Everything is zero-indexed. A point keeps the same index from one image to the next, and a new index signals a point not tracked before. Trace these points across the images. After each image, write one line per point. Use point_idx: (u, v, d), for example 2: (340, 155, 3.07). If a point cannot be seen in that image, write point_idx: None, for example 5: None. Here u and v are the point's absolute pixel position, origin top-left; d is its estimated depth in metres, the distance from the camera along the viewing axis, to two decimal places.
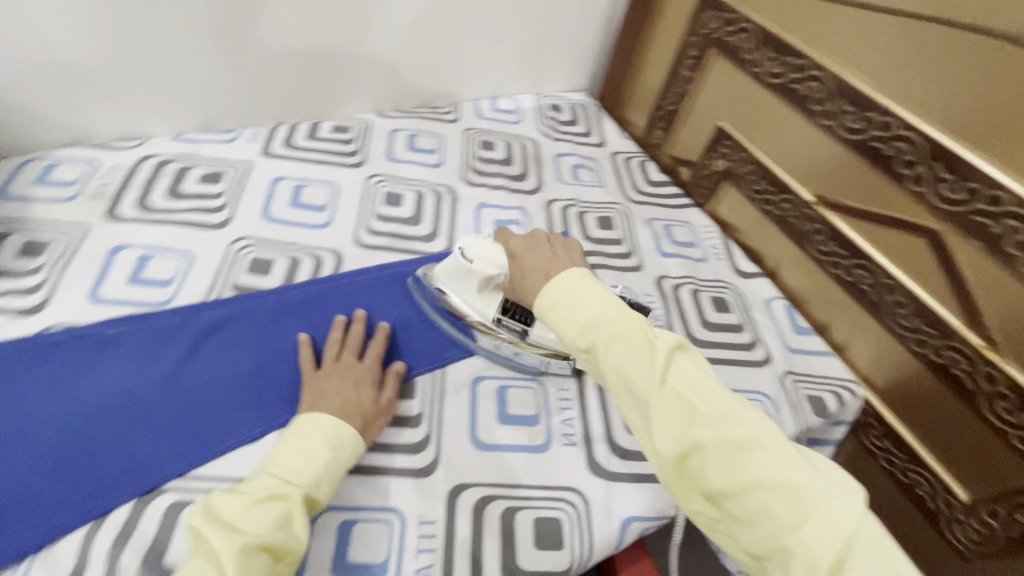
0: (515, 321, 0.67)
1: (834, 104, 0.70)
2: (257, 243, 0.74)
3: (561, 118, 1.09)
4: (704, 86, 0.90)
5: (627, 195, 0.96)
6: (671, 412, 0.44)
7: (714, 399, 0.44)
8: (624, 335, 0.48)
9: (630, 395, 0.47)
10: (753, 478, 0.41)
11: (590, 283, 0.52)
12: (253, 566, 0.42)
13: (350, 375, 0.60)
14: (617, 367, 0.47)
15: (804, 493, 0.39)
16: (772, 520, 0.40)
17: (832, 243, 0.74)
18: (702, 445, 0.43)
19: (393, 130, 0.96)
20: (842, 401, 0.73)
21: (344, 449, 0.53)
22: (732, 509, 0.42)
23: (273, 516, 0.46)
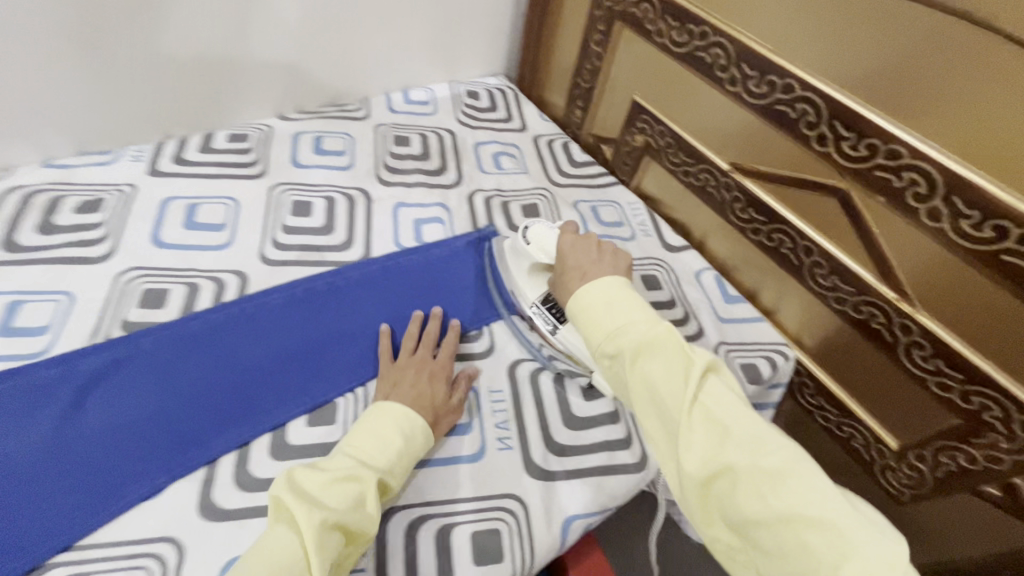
0: (550, 314, 0.66)
1: (737, 70, 0.69)
2: (147, 273, 0.67)
3: (478, 105, 1.05)
4: (615, 61, 0.88)
5: (552, 179, 0.93)
6: (703, 431, 0.44)
7: (747, 423, 0.43)
8: (659, 351, 0.48)
9: (658, 412, 0.47)
10: (788, 509, 0.39)
11: (629, 297, 0.53)
12: (328, 542, 0.44)
13: (427, 369, 0.62)
14: (649, 380, 0.47)
15: (845, 532, 0.37)
16: (807, 555, 0.38)
17: (750, 209, 0.74)
18: (735, 468, 0.41)
19: (297, 133, 0.90)
20: (775, 365, 0.73)
21: (415, 441, 0.55)
22: (760, 539, 0.40)
23: (350, 495, 0.48)
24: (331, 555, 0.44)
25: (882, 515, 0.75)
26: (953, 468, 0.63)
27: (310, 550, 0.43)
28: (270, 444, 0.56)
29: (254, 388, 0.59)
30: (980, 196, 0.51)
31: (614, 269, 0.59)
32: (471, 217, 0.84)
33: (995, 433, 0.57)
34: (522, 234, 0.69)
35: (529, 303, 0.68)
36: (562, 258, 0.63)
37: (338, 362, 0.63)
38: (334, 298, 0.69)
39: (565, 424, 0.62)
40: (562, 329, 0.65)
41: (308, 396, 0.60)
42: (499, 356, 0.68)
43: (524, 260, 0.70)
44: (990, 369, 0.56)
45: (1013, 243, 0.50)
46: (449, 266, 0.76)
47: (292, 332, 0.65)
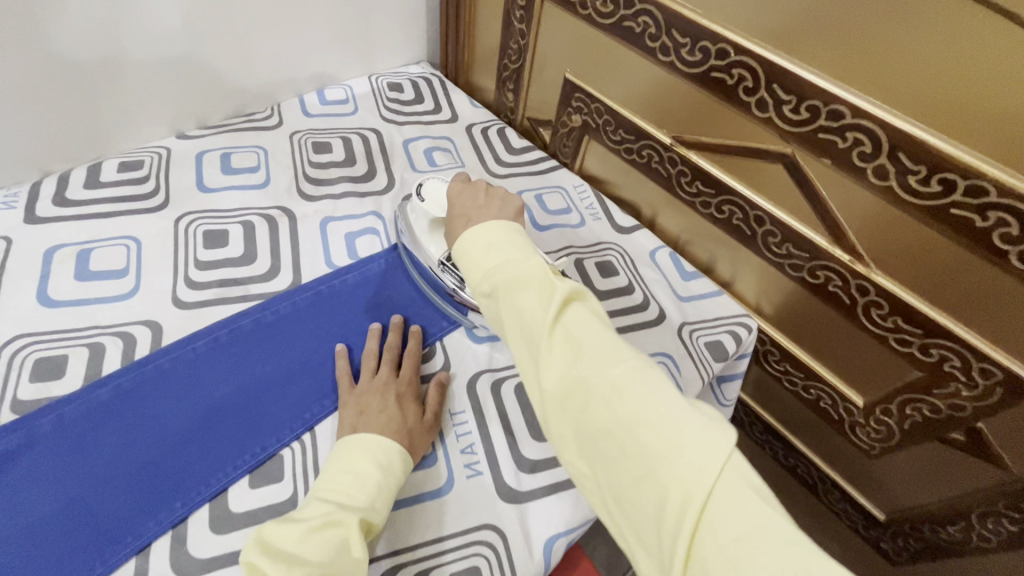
0: (456, 272, 0.63)
1: (668, 38, 0.65)
2: (38, 340, 0.58)
3: (403, 97, 0.97)
4: (540, 37, 0.83)
5: (491, 170, 0.88)
6: (561, 352, 0.41)
7: (605, 340, 0.42)
8: (525, 277, 0.44)
9: (521, 338, 0.43)
10: (632, 415, 0.38)
11: (503, 225, 0.48)
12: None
13: (391, 390, 0.57)
14: (514, 308, 0.44)
15: (679, 432, 0.37)
16: (647, 458, 0.37)
17: (698, 182, 0.72)
18: (588, 383, 0.40)
19: (201, 153, 0.80)
20: (740, 339, 0.72)
21: (394, 471, 0.50)
22: (608, 452, 0.39)
23: (332, 544, 0.43)
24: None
25: (856, 468, 0.76)
26: (918, 419, 0.63)
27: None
28: (210, 517, 0.49)
29: (180, 457, 0.52)
30: (925, 151, 0.49)
31: (500, 210, 0.52)
32: None
33: (956, 382, 0.58)
34: (416, 191, 0.64)
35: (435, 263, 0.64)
36: (452, 209, 0.58)
37: (276, 409, 0.57)
38: (264, 336, 0.62)
39: (534, 435, 0.59)
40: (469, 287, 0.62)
41: (247, 454, 0.53)
42: (456, 372, 0.63)
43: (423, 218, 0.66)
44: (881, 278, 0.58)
45: (961, 195, 0.49)
46: (390, 280, 0.70)
47: (218, 381, 0.58)
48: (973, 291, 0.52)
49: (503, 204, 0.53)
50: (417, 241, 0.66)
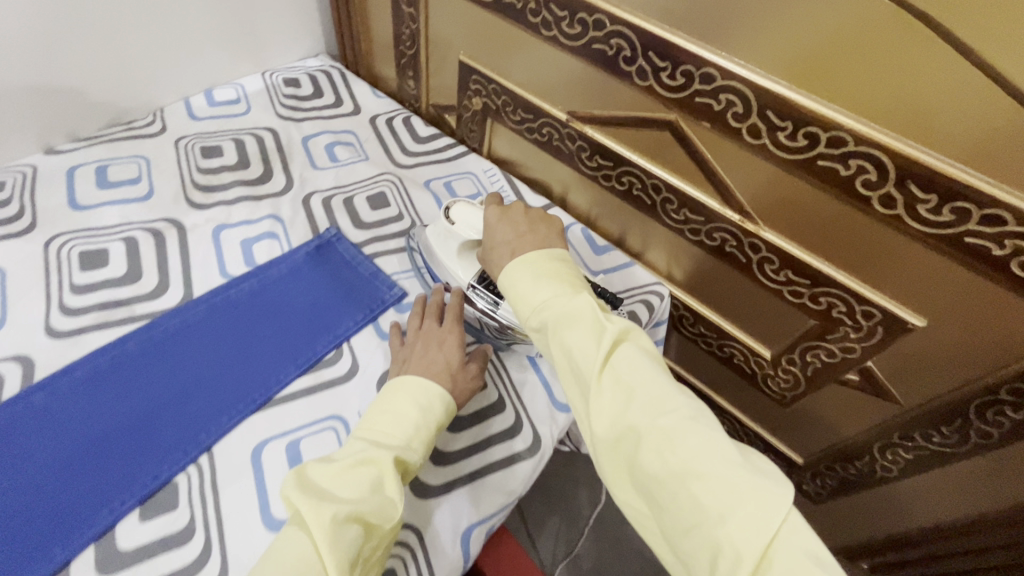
0: (487, 292, 0.61)
1: (548, 12, 0.64)
2: None
3: (300, 92, 0.92)
4: (430, 20, 0.80)
5: (397, 161, 0.85)
6: (611, 394, 0.42)
7: (656, 384, 0.42)
8: (574, 317, 0.46)
9: (572, 377, 0.45)
10: (684, 465, 0.38)
11: (553, 265, 0.51)
12: (345, 536, 0.41)
13: (433, 339, 0.59)
14: (564, 345, 0.45)
15: (737, 488, 0.36)
16: (700, 511, 0.36)
17: (597, 156, 0.72)
18: (639, 429, 0.40)
19: (72, 168, 0.74)
20: (653, 307, 0.73)
21: (436, 412, 0.52)
22: (660, 500, 0.39)
23: (365, 481, 0.45)
24: (348, 551, 0.41)
25: (771, 417, 0.79)
26: (818, 365, 0.66)
27: (324, 547, 0.40)
28: (96, 557, 0.46)
29: (66, 495, 0.49)
30: (789, 107, 0.51)
31: (543, 240, 0.55)
32: (310, 223, 0.75)
33: (844, 326, 0.61)
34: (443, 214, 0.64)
35: (465, 286, 0.62)
36: (490, 234, 0.58)
37: (170, 432, 0.53)
38: (151, 358, 0.58)
39: (450, 428, 0.58)
40: (502, 306, 0.60)
41: (138, 483, 0.50)
42: (365, 372, 0.61)
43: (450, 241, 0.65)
44: (851, 281, 0.57)
45: (824, 147, 0.51)
46: (294, 284, 0.67)
47: (100, 412, 0.54)
48: (849, 238, 0.55)
49: (536, 233, 0.56)
50: (443, 264, 0.64)
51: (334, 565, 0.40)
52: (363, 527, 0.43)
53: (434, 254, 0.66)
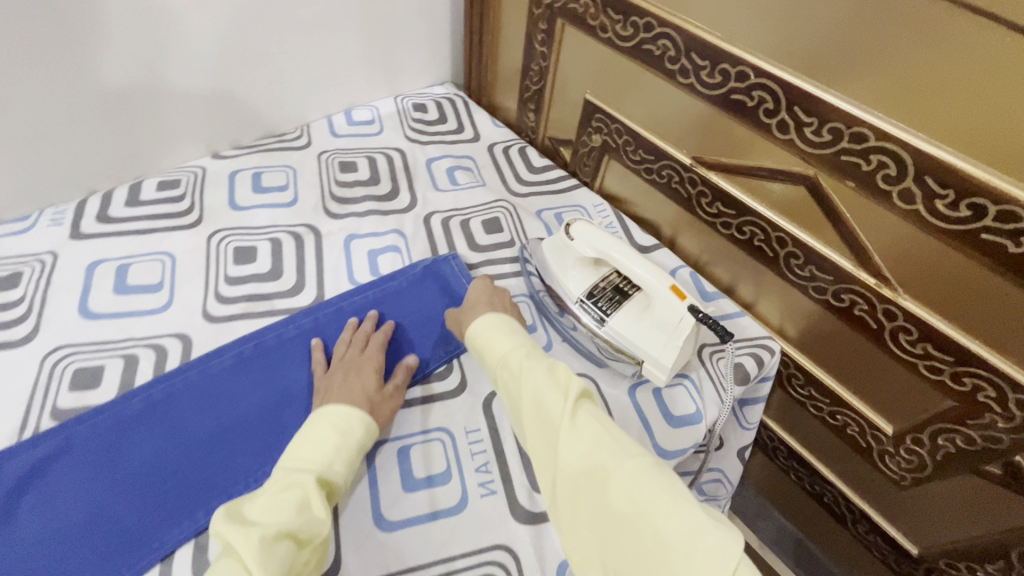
0: (595, 309, 0.65)
1: (688, 60, 0.65)
2: (78, 349, 0.62)
3: (426, 118, 0.99)
4: (561, 60, 0.84)
5: (511, 189, 0.89)
6: (580, 434, 0.46)
7: (617, 432, 0.47)
8: (543, 368, 0.52)
9: (538, 419, 0.50)
10: (648, 504, 0.42)
11: (513, 323, 0.59)
12: (274, 552, 0.42)
13: (354, 367, 0.60)
14: (532, 392, 0.51)
15: (694, 525, 0.40)
16: (664, 545, 0.40)
17: (717, 202, 0.71)
18: (606, 468, 0.44)
19: (233, 172, 0.83)
20: (762, 362, 0.70)
21: (354, 433, 0.53)
22: (620, 534, 0.42)
23: (292, 503, 0.46)
24: (276, 567, 0.41)
25: (883, 497, 0.73)
26: (951, 450, 0.61)
27: (249, 565, 0.40)
28: None
29: (208, 465, 0.55)
30: (951, 174, 0.48)
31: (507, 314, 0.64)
32: (429, 241, 0.79)
33: (991, 413, 0.55)
34: (564, 231, 0.68)
35: (573, 301, 0.67)
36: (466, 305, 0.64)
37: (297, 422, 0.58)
38: (286, 350, 0.64)
39: None
40: (608, 323, 0.64)
41: (267, 467, 0.55)
42: (472, 391, 0.63)
43: (566, 255, 0.70)
44: (1001, 363, 0.52)
45: (992, 220, 0.47)
46: (408, 295, 0.71)
47: (238, 397, 0.60)
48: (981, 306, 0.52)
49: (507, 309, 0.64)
50: (553, 274, 0.69)
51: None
52: (292, 544, 0.43)
53: (547, 263, 0.70)
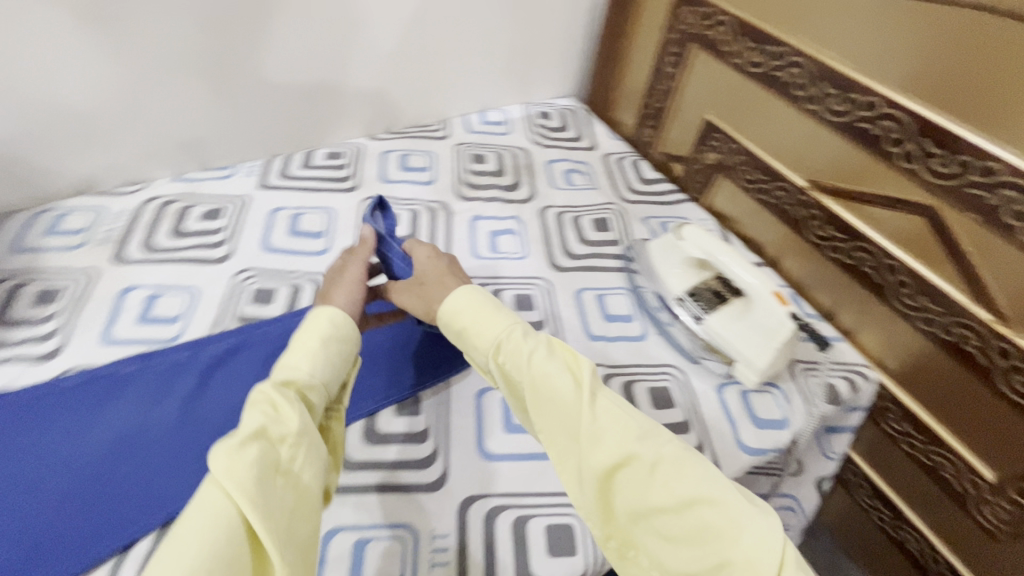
0: (694, 307, 0.70)
1: (817, 88, 0.69)
2: (258, 274, 0.76)
3: (550, 125, 1.10)
4: (687, 81, 0.90)
5: (621, 195, 0.96)
6: (604, 425, 0.46)
7: (640, 419, 0.47)
8: (547, 355, 0.50)
9: (553, 411, 0.48)
10: (687, 493, 0.42)
11: (499, 305, 0.56)
12: (243, 456, 0.37)
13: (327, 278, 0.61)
14: (543, 382, 0.49)
15: (738, 512, 0.40)
16: (710, 533, 0.40)
17: (829, 226, 0.74)
18: (638, 458, 0.44)
19: (385, 151, 0.98)
20: (855, 387, 0.72)
21: (317, 326, 0.50)
22: (659, 523, 0.42)
23: (258, 410, 0.41)
24: (250, 470, 0.37)
25: (974, 550, 0.71)
26: None
27: (219, 478, 0.35)
28: (362, 431, 0.61)
29: None
30: None
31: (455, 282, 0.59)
32: (543, 230, 0.88)
33: None
34: (674, 233, 0.75)
35: (673, 297, 0.72)
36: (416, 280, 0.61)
37: (421, 359, 0.68)
38: None
39: None
40: (704, 322, 0.69)
41: (395, 389, 0.65)
42: None
43: (672, 256, 0.75)
44: None
45: None
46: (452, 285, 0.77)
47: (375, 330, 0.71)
48: None
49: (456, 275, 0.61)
50: (656, 274, 0.75)
51: (236, 485, 0.35)
52: (264, 444, 0.39)
53: (653, 262, 0.76)
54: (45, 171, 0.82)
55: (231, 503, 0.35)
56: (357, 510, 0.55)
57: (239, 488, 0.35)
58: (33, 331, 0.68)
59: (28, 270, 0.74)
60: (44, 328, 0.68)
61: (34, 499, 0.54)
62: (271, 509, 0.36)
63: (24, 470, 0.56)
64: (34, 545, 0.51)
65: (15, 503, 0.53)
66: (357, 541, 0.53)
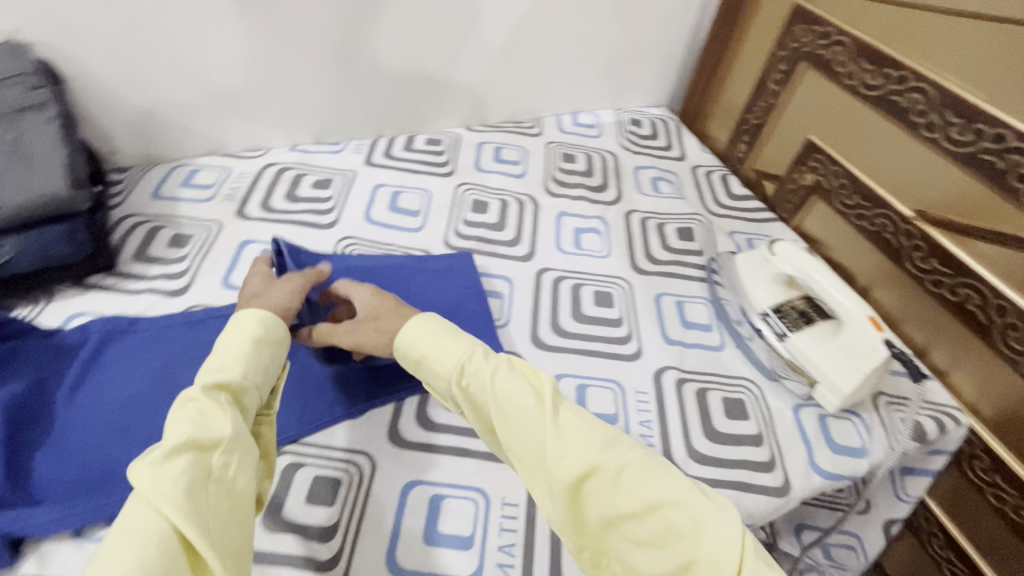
0: (780, 324, 0.70)
1: (939, 116, 0.67)
2: (359, 242, 0.82)
3: (640, 132, 1.11)
4: (792, 99, 0.89)
5: (708, 208, 0.96)
6: (566, 440, 0.44)
7: (601, 427, 0.45)
8: (503, 371, 0.48)
9: (516, 433, 0.46)
10: (653, 497, 0.40)
11: (455, 327, 0.53)
12: (170, 466, 0.38)
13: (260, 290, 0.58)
14: (503, 401, 0.46)
15: (702, 511, 0.39)
16: (677, 536, 0.39)
17: (933, 259, 0.71)
18: (602, 468, 0.42)
19: (481, 143, 1.03)
20: (944, 429, 0.69)
21: (248, 328, 0.49)
22: (628, 531, 0.41)
23: (186, 420, 0.41)
24: (180, 481, 0.37)
25: None
26: None
27: (143, 492, 0.36)
28: None
29: None
30: None
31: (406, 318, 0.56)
32: (627, 233, 0.89)
33: None
34: (767, 248, 0.76)
35: (758, 312, 0.72)
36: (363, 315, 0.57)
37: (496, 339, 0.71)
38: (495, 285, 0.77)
39: (707, 437, 0.64)
40: (789, 338, 0.68)
41: None
42: (646, 361, 0.71)
43: (762, 271, 0.75)
44: None
45: None
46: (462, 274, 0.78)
47: (457, 300, 0.74)
48: None
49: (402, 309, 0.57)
50: (742, 287, 0.76)
51: (164, 496, 0.36)
52: (193, 454, 0.39)
53: (739, 275, 0.77)
54: (184, 131, 0.91)
55: (157, 516, 0.35)
56: (436, 467, 0.58)
57: (167, 498, 0.36)
58: (167, 269, 0.76)
59: (164, 216, 0.83)
60: (176, 268, 0.77)
61: (160, 412, 0.60)
62: (201, 516, 0.37)
63: (155, 385, 0.63)
64: None
65: (144, 414, 0.60)
66: (434, 496, 0.56)
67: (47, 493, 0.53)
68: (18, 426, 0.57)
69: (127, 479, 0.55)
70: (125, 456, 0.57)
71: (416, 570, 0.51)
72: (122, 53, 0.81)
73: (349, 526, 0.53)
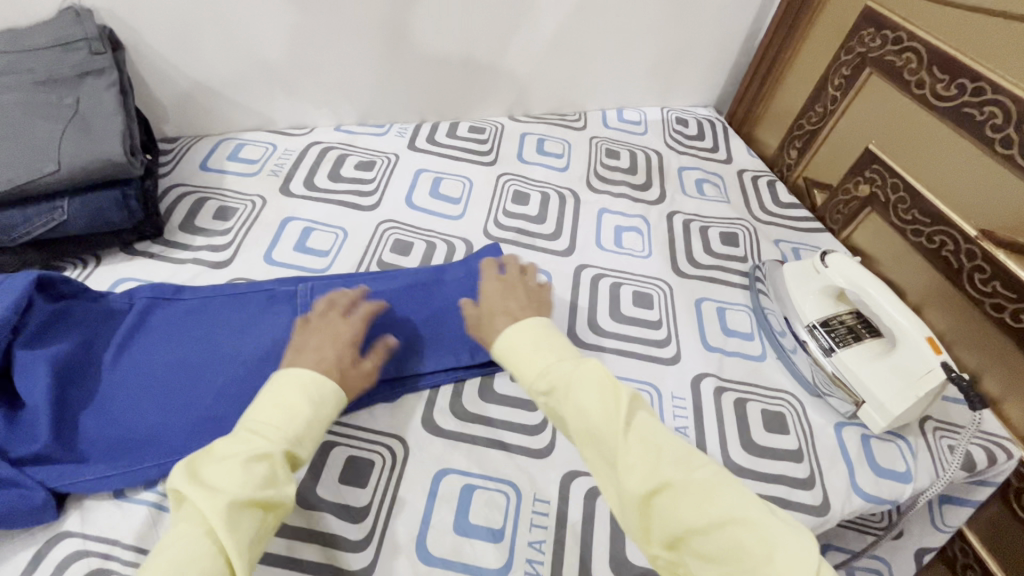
0: (827, 338, 0.68)
1: (1016, 131, 0.64)
2: (399, 226, 0.82)
3: (687, 132, 1.08)
4: (853, 106, 0.86)
5: (754, 213, 0.93)
6: (639, 453, 0.43)
7: (674, 442, 0.45)
8: (580, 379, 0.48)
9: (590, 441, 0.46)
10: (722, 514, 0.40)
11: (539, 335, 0.53)
12: (242, 520, 0.41)
13: (330, 333, 0.57)
14: (579, 410, 0.46)
15: (772, 532, 0.38)
16: (745, 554, 0.38)
17: (995, 281, 0.67)
18: (673, 484, 0.42)
19: (524, 133, 1.01)
20: (993, 460, 0.66)
21: (325, 409, 0.50)
22: (695, 547, 0.40)
23: (261, 474, 0.44)
24: (246, 533, 0.41)
25: None
26: None
27: (219, 536, 0.40)
28: (479, 387, 0.64)
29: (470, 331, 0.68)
30: None
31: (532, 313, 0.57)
32: (669, 234, 0.87)
33: None
34: (819, 259, 0.73)
35: (804, 324, 0.70)
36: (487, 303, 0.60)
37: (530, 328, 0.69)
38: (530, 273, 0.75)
39: (745, 449, 0.62)
40: (836, 354, 0.66)
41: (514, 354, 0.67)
42: (684, 366, 0.70)
43: (813, 282, 0.73)
44: None
45: None
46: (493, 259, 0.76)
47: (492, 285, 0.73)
48: None
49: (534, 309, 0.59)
50: (788, 297, 0.73)
51: (232, 552, 0.40)
52: (258, 510, 0.43)
53: (786, 285, 0.75)
54: (233, 105, 0.92)
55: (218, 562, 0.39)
56: (468, 457, 0.58)
57: (236, 556, 0.40)
58: (211, 241, 0.77)
59: (211, 187, 0.85)
60: (220, 240, 0.78)
61: (200, 382, 0.61)
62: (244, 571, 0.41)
63: (196, 355, 0.63)
64: (198, 420, 0.58)
65: (188, 382, 0.61)
66: (465, 486, 0.56)
67: (90, 452, 0.55)
68: (63, 385, 0.58)
69: (167, 446, 0.56)
70: (165, 423, 0.57)
71: (445, 559, 0.51)
72: (180, 26, 0.82)
73: (380, 509, 0.53)
